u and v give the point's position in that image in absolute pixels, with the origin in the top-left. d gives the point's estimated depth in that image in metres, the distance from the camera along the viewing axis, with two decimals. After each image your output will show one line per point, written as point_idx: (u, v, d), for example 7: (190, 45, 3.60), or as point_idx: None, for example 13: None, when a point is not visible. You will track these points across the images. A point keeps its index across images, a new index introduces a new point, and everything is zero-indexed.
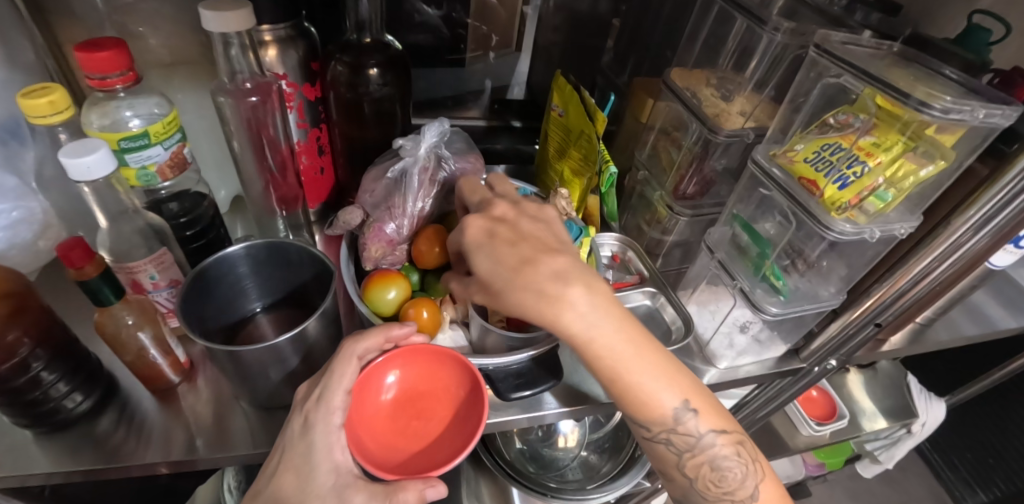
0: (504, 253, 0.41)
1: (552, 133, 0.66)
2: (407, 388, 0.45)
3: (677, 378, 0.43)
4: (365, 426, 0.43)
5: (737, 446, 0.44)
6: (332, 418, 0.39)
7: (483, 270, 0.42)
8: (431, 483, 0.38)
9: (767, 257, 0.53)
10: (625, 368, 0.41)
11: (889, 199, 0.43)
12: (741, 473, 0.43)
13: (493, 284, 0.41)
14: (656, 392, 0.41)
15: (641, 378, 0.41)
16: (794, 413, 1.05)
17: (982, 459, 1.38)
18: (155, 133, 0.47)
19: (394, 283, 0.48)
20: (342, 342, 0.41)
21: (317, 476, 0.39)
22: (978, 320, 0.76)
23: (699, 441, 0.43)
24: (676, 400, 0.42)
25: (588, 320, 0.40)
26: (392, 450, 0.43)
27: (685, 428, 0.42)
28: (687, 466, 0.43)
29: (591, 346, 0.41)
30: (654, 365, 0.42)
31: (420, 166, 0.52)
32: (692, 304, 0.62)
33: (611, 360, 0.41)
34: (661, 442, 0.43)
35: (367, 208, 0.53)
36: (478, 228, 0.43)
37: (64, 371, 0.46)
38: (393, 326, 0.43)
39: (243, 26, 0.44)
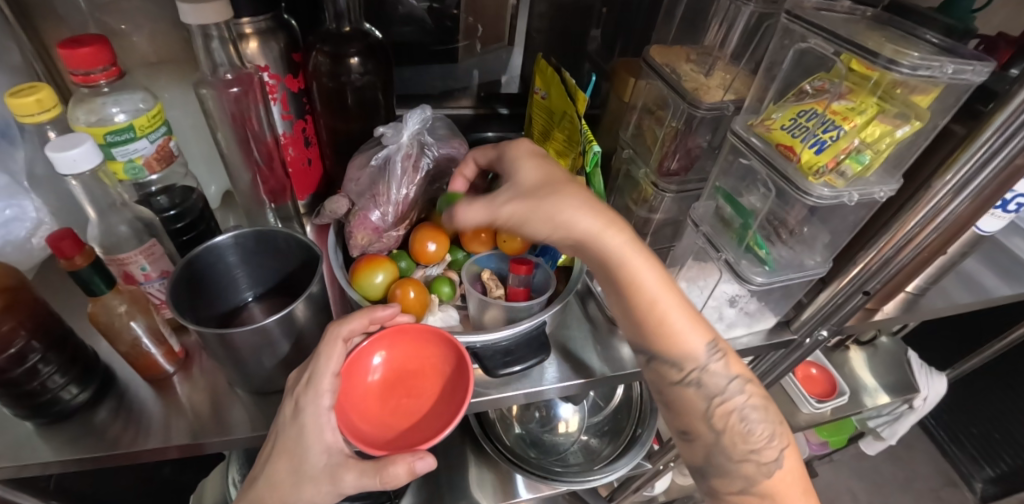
0: (555, 173, 0.47)
1: (537, 116, 0.66)
2: (394, 368, 0.46)
3: (704, 325, 0.48)
4: (355, 408, 0.43)
5: (763, 408, 0.48)
6: (321, 401, 0.39)
7: (524, 179, 0.47)
8: (420, 456, 0.38)
9: (750, 227, 0.52)
10: (660, 306, 0.46)
11: (866, 161, 0.43)
12: (766, 430, 0.47)
13: (534, 185, 0.46)
14: (686, 333, 0.46)
15: (675, 317, 0.46)
16: (793, 390, 1.04)
17: (987, 433, 1.38)
18: (141, 127, 0.48)
19: (381, 267, 0.49)
20: (328, 326, 0.42)
21: (309, 456, 0.39)
22: (972, 288, 0.76)
23: (727, 387, 0.47)
24: (701, 347, 0.47)
25: (623, 248, 0.45)
26: (384, 428, 0.43)
27: (714, 372, 0.47)
28: (714, 416, 0.47)
29: (630, 266, 0.45)
30: (684, 310, 0.47)
31: (403, 153, 0.52)
32: (681, 281, 0.62)
33: (648, 295, 0.46)
34: (691, 385, 0.47)
35: (352, 197, 0.53)
36: (526, 148, 0.50)
37: (60, 362, 0.47)
38: (376, 308, 0.43)
39: (220, 18, 0.44)
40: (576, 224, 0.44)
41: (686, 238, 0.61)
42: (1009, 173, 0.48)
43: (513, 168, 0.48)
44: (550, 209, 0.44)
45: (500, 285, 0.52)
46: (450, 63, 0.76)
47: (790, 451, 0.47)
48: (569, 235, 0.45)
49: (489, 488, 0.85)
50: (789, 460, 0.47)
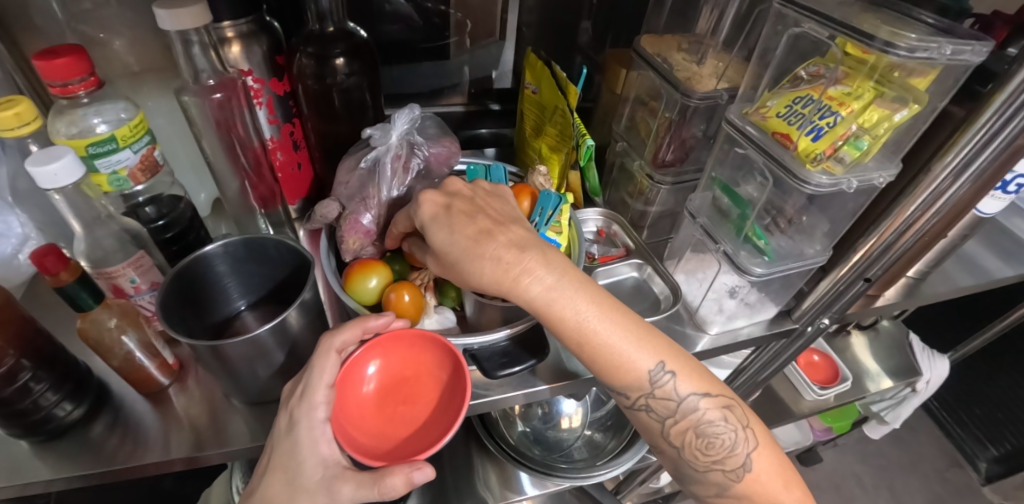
0: (462, 223, 0.42)
1: (528, 111, 0.64)
2: (391, 375, 0.45)
3: (649, 347, 0.43)
4: (351, 418, 0.42)
5: (729, 419, 0.44)
6: (316, 413, 0.39)
7: (438, 241, 0.42)
8: (417, 466, 0.37)
9: (748, 218, 0.51)
10: (583, 352, 0.42)
11: (865, 147, 0.42)
12: (730, 440, 0.44)
13: (449, 254, 0.42)
14: (629, 361, 0.42)
15: (610, 344, 0.42)
16: (796, 377, 1.04)
17: (990, 414, 1.38)
18: (122, 138, 0.46)
19: (375, 271, 0.48)
20: (321, 338, 0.41)
21: (304, 470, 0.38)
22: (972, 271, 0.76)
23: (680, 406, 0.44)
24: (646, 371, 0.43)
25: (537, 295, 0.40)
26: (381, 438, 0.43)
27: (663, 393, 0.43)
28: (672, 434, 0.45)
29: (553, 311, 0.40)
30: (617, 348, 0.42)
31: (393, 154, 0.51)
32: (679, 273, 0.61)
33: (567, 343, 0.42)
34: (642, 409, 0.44)
35: (342, 201, 0.51)
36: (434, 203, 0.44)
37: (52, 380, 0.46)
38: (367, 318, 0.42)
39: (198, 22, 0.43)
40: (482, 285, 0.41)
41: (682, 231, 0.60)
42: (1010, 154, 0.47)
43: (424, 231, 0.44)
44: (460, 275, 0.42)
45: None
46: (439, 60, 0.74)
47: (760, 454, 0.44)
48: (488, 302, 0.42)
49: (494, 487, 0.85)
50: (761, 460, 0.44)
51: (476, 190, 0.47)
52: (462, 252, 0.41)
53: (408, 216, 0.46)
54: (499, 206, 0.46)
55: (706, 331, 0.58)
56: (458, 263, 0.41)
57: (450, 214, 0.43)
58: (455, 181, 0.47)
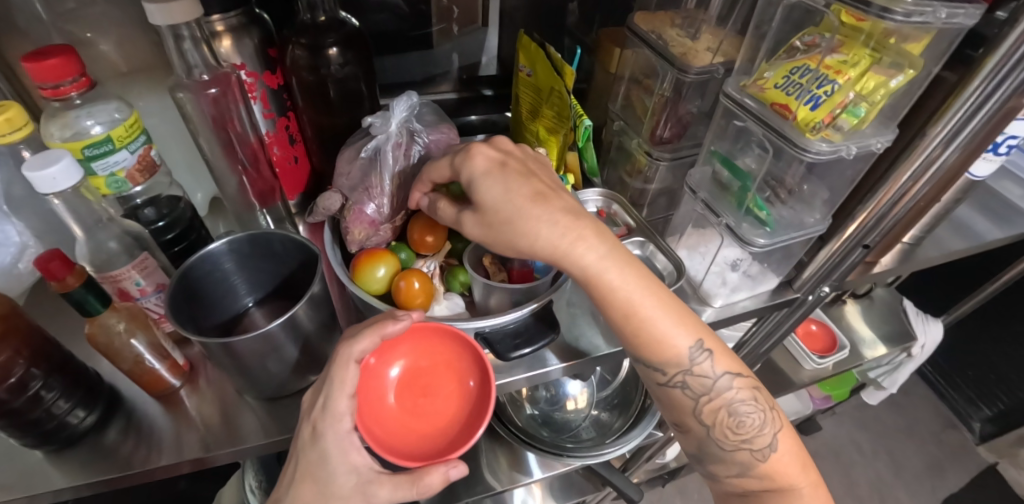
0: (517, 183, 0.42)
1: (524, 94, 0.64)
2: (409, 369, 0.49)
3: (685, 324, 0.46)
4: (378, 416, 0.46)
5: (756, 400, 0.47)
6: (341, 424, 0.41)
7: (491, 197, 0.42)
8: (453, 464, 0.43)
9: (750, 190, 0.52)
10: (628, 323, 0.45)
11: (863, 114, 0.42)
12: (760, 420, 0.47)
13: (501, 211, 0.42)
14: (668, 337, 0.45)
15: (653, 318, 0.45)
16: (795, 348, 1.05)
17: (983, 375, 1.41)
18: (118, 138, 0.46)
19: (382, 260, 0.47)
20: (336, 348, 0.41)
21: (335, 478, 0.41)
22: (964, 234, 0.77)
23: (715, 385, 0.46)
24: (684, 349, 0.46)
25: (593, 260, 0.43)
26: (408, 430, 0.47)
27: (700, 371, 0.46)
28: (704, 413, 0.47)
29: (604, 282, 0.44)
30: (658, 321, 0.45)
31: (393, 142, 0.51)
32: (681, 249, 0.61)
33: (612, 314, 0.45)
34: (677, 386, 0.47)
35: (344, 192, 0.51)
36: (485, 159, 0.44)
37: (63, 387, 0.46)
38: (386, 323, 0.42)
39: (189, 16, 0.43)
40: (535, 246, 0.42)
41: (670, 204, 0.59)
42: (988, 128, 0.46)
43: (473, 183, 0.43)
44: (508, 237, 0.42)
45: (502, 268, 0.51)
46: (427, 48, 0.74)
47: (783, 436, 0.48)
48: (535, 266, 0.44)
49: (506, 471, 0.86)
50: (784, 441, 0.48)
51: (524, 152, 0.47)
52: (518, 212, 0.42)
53: (454, 167, 0.45)
54: (545, 173, 0.47)
55: (710, 303, 0.59)
56: (511, 222, 0.42)
57: (505, 171, 0.43)
58: (499, 140, 0.48)
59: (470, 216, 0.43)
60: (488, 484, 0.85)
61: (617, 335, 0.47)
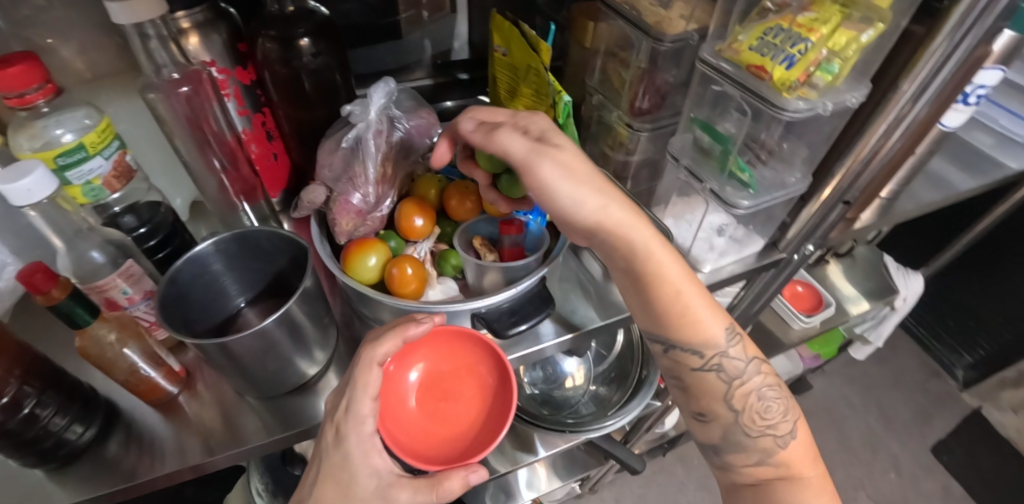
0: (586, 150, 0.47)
1: (500, 74, 0.64)
2: (430, 373, 0.53)
3: (720, 310, 0.50)
4: (397, 420, 0.49)
5: (777, 387, 0.51)
6: (363, 426, 0.43)
7: (572, 152, 0.45)
8: (472, 469, 0.46)
9: (731, 153, 0.53)
10: (672, 304, 0.48)
11: (836, 70, 0.44)
12: (782, 407, 0.51)
13: (583, 167, 0.45)
14: (705, 320, 0.49)
15: (695, 302, 0.49)
16: (782, 309, 1.07)
17: (963, 323, 1.46)
18: (91, 145, 0.45)
19: (373, 249, 0.47)
20: (360, 349, 0.43)
21: (357, 481, 0.42)
22: (938, 186, 0.79)
23: (745, 369, 0.50)
24: (719, 333, 0.50)
25: (656, 239, 0.47)
26: (430, 432, 0.51)
27: (732, 355, 0.50)
28: (734, 397, 0.50)
29: (660, 263, 0.47)
30: (698, 304, 0.49)
31: (374, 130, 0.50)
32: (668, 219, 0.62)
33: (661, 295, 0.48)
34: (711, 370, 0.50)
35: (328, 184, 0.50)
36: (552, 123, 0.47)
37: (59, 403, 0.45)
38: (407, 326, 0.43)
39: (154, 13, 0.42)
40: (609, 207, 0.45)
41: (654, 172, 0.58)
42: (960, 74, 0.45)
43: (554, 135, 0.45)
44: (589, 189, 0.45)
45: (493, 250, 0.50)
46: (399, 38, 0.73)
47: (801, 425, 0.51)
48: (595, 218, 0.45)
49: (511, 452, 0.87)
50: (801, 432, 0.51)
51: None
52: (596, 173, 0.46)
53: (521, 119, 0.47)
54: None
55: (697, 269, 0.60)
56: (592, 179, 0.45)
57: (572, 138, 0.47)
58: None
59: (550, 160, 0.43)
60: (494, 466, 0.86)
61: (658, 318, 0.49)
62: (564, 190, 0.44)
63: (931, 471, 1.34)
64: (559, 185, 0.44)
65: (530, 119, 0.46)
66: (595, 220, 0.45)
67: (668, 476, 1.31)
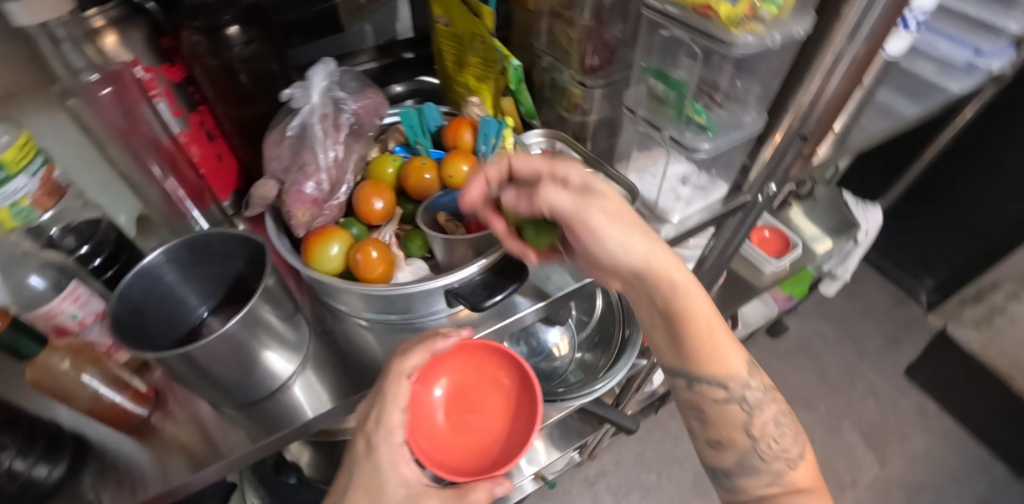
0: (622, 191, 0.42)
1: (444, 46, 0.62)
2: (455, 388, 0.59)
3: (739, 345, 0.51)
4: (423, 433, 0.55)
5: (787, 414, 0.53)
6: (392, 436, 0.47)
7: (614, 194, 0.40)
8: (497, 482, 0.51)
9: (686, 97, 0.52)
10: (702, 339, 0.48)
11: (779, 2, 0.44)
12: (792, 431, 0.52)
13: (632, 214, 0.41)
14: (728, 357, 0.50)
15: (722, 339, 0.49)
16: (753, 253, 1.05)
17: (920, 249, 1.52)
18: (12, 163, 0.41)
19: (334, 237, 0.45)
20: (390, 363, 0.47)
21: (387, 489, 0.45)
22: (887, 116, 0.81)
23: (760, 399, 0.51)
24: (739, 365, 0.50)
25: (693, 280, 0.44)
26: (454, 443, 0.57)
27: (750, 387, 0.51)
28: (752, 426, 0.51)
29: (695, 304, 0.45)
30: (722, 337, 0.49)
31: (319, 114, 0.48)
32: (632, 173, 0.62)
33: (693, 333, 0.47)
34: (732, 401, 0.51)
35: (279, 176, 0.47)
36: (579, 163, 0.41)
37: (18, 444, 0.41)
38: (434, 341, 0.48)
39: (58, 11, 0.39)
40: (658, 251, 0.41)
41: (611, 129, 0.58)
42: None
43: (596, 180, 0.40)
44: (641, 237, 0.41)
45: (460, 223, 0.48)
46: (339, 29, 0.70)
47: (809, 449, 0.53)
48: (643, 265, 0.41)
49: None
50: (810, 459, 0.53)
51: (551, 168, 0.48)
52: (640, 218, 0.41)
53: (555, 166, 0.40)
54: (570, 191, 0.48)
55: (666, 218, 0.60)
56: (641, 225, 0.41)
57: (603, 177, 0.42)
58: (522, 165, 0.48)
59: (601, 211, 0.39)
60: None
61: (684, 348, 0.49)
62: (612, 238, 0.39)
63: (906, 392, 1.40)
64: (610, 233, 0.39)
65: (569, 165, 0.40)
66: (641, 265, 0.41)
67: (663, 432, 1.35)
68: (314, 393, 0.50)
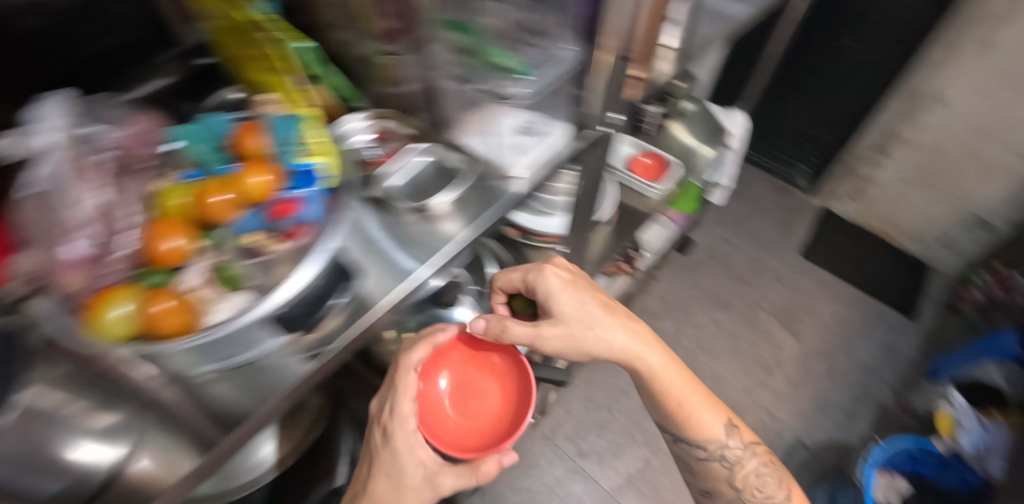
0: (583, 294, 0.66)
1: (224, 39, 0.53)
2: (456, 382, 0.66)
3: (718, 406, 0.69)
4: (430, 419, 0.61)
5: (769, 464, 0.69)
6: (407, 424, 0.54)
7: (575, 307, 0.65)
8: (503, 454, 0.58)
9: (486, 44, 0.50)
10: (676, 406, 0.67)
11: None
12: (774, 479, 0.67)
13: (591, 309, 0.65)
14: (708, 424, 0.68)
15: (697, 410, 0.68)
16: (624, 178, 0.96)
17: (788, 139, 1.62)
18: None
19: (119, 298, 0.36)
20: (397, 361, 0.57)
21: (406, 471, 0.54)
22: (718, 21, 0.83)
23: (740, 456, 0.68)
24: (718, 429, 0.68)
25: (657, 357, 0.66)
26: (461, 428, 0.63)
27: (732, 446, 0.68)
28: (736, 480, 0.68)
29: (660, 377, 0.66)
30: (697, 401, 0.68)
31: (61, 151, 0.40)
32: (470, 137, 0.54)
33: (666, 402, 0.67)
34: (716, 459, 0.68)
35: (32, 242, 0.37)
36: (558, 279, 0.66)
37: None
38: (433, 336, 0.60)
39: None
40: (616, 338, 0.65)
41: (431, 102, 0.50)
42: None
43: (560, 293, 0.65)
44: (589, 338, 0.65)
45: (275, 235, 0.44)
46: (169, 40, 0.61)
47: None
48: (614, 350, 0.66)
49: None
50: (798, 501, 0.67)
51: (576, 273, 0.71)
52: (601, 311, 0.66)
53: (532, 281, 0.68)
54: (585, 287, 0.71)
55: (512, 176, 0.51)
56: (594, 325, 0.65)
57: (574, 286, 0.67)
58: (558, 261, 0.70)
59: (548, 325, 0.64)
60: None
61: (667, 417, 0.69)
62: (592, 331, 0.65)
63: (807, 270, 1.52)
64: (583, 332, 0.64)
65: (552, 273, 0.66)
66: (614, 349, 0.66)
67: (604, 371, 1.38)
68: (165, 457, 0.40)
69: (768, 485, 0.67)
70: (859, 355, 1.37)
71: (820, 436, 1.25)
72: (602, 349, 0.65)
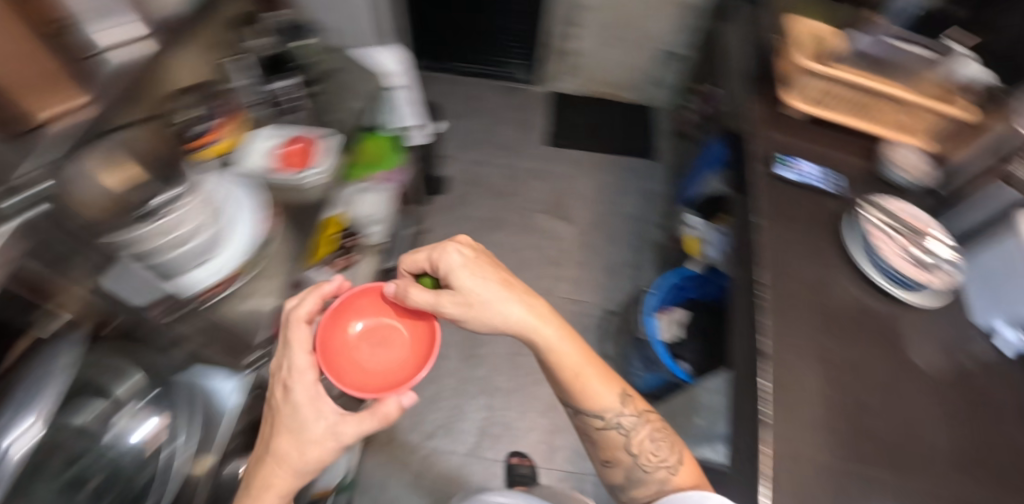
0: (478, 274, 0.61)
1: None
2: (371, 325, 0.64)
3: (615, 379, 0.65)
4: (335, 359, 0.60)
5: (663, 430, 0.65)
6: (304, 375, 0.53)
7: (467, 288, 0.60)
8: (404, 394, 0.55)
9: None
10: (574, 379, 0.63)
11: None
12: (667, 443, 0.64)
13: (483, 294, 0.60)
14: (599, 395, 0.63)
15: (592, 384, 0.63)
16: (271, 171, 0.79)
17: (483, 37, 1.60)
18: None
19: None
20: (290, 313, 0.57)
21: (307, 425, 0.51)
22: None
23: (629, 426, 0.64)
24: (610, 400, 0.64)
25: (555, 335, 0.61)
26: (366, 373, 0.60)
27: (624, 416, 0.64)
28: (631, 446, 0.64)
29: (558, 353, 0.61)
30: (596, 375, 0.63)
31: None
32: None
33: (563, 373, 0.62)
34: (613, 428, 0.64)
35: None
36: (457, 257, 0.62)
37: None
38: (320, 287, 0.59)
39: None
40: (512, 319, 0.61)
41: None
42: None
43: (459, 278, 0.61)
44: (481, 316, 0.60)
45: None
46: None
47: (680, 478, 0.62)
48: (505, 325, 0.61)
49: None
50: (688, 465, 0.64)
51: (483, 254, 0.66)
52: (495, 293, 0.61)
53: (434, 260, 0.63)
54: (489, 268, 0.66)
55: None
56: (488, 301, 0.60)
57: (477, 265, 0.62)
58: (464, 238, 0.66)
59: (449, 296, 0.60)
60: None
61: (562, 388, 0.64)
62: (481, 310, 0.60)
63: (556, 154, 1.55)
64: (478, 310, 0.60)
65: (456, 250, 0.62)
66: (509, 325, 0.61)
67: None
68: None
69: (644, 449, 0.63)
70: (624, 211, 1.48)
71: (619, 298, 1.35)
72: (496, 323, 0.60)
